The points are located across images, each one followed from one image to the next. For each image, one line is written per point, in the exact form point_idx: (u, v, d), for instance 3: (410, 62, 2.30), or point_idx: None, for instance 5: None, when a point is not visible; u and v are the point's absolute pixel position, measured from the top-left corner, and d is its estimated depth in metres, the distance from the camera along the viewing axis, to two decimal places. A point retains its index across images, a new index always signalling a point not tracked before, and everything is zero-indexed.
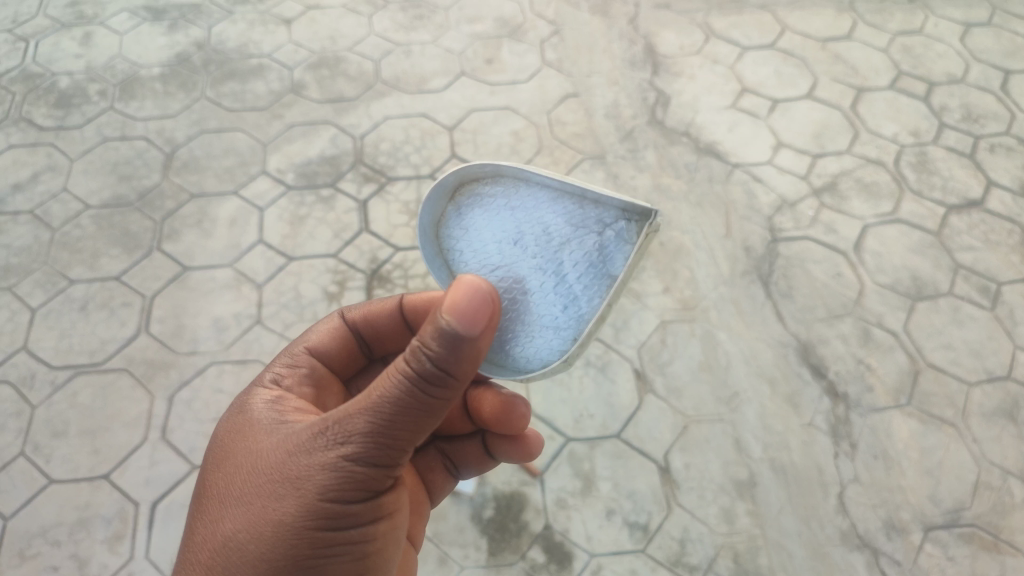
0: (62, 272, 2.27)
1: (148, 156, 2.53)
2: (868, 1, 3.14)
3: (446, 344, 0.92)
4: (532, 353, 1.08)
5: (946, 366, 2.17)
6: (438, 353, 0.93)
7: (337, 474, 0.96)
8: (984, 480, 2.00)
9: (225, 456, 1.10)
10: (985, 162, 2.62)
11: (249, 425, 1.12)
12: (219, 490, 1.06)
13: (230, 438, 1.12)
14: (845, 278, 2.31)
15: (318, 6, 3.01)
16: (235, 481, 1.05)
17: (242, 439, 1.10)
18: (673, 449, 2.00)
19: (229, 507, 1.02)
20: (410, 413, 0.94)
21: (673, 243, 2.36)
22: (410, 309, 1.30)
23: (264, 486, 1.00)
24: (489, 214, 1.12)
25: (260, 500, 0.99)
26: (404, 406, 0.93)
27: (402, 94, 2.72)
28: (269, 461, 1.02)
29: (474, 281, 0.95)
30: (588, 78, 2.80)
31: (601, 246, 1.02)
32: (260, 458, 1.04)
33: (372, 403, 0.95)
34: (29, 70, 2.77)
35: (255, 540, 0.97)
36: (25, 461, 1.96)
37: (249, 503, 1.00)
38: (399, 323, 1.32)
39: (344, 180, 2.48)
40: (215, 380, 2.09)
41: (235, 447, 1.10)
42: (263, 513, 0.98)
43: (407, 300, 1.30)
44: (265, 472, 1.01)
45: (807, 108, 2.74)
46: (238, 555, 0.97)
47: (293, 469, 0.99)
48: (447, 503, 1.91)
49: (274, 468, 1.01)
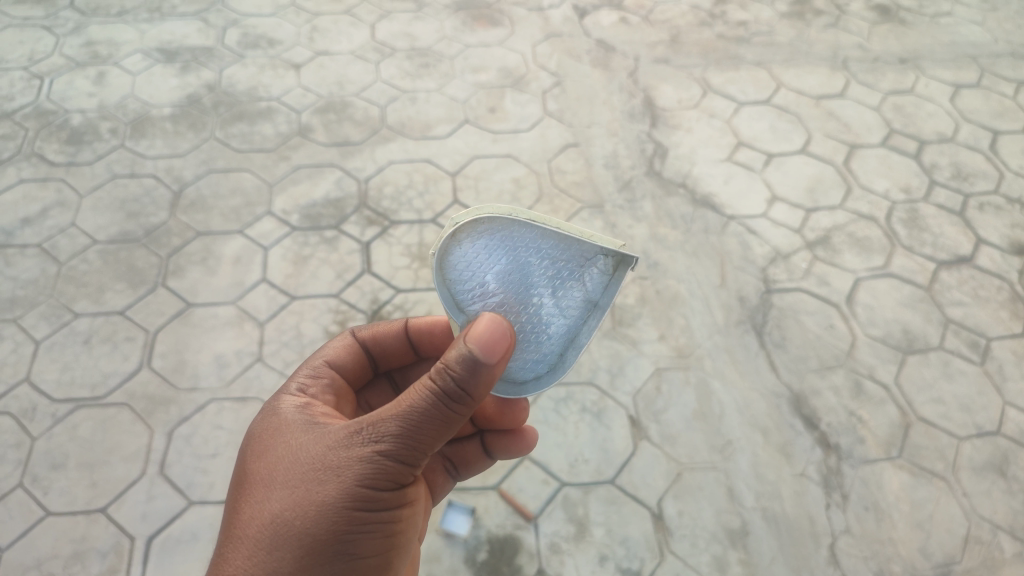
0: (67, 305, 2.30)
1: (157, 193, 2.58)
2: (861, 60, 3.24)
3: (465, 367, 0.98)
4: (523, 373, 1.18)
5: (936, 419, 2.20)
6: (460, 371, 0.98)
7: (379, 464, 1.00)
8: (974, 534, 2.02)
9: (258, 449, 1.11)
10: (974, 220, 2.68)
11: (281, 421, 1.13)
12: (255, 476, 1.07)
13: (261, 433, 1.14)
14: (837, 329, 2.36)
15: (327, 53, 3.10)
16: (272, 469, 1.06)
17: (275, 432, 1.12)
18: (667, 496, 2.01)
19: (266, 490, 1.04)
20: (448, 415, 0.99)
21: (669, 291, 2.41)
22: (416, 332, 1.35)
23: (304, 473, 1.02)
24: (480, 253, 1.09)
25: (302, 484, 1.01)
26: (442, 409, 0.98)
27: (406, 140, 2.79)
28: (308, 452, 1.05)
29: (493, 318, 1.01)
30: (588, 128, 2.87)
31: (582, 277, 1.12)
32: (298, 449, 1.06)
33: (412, 401, 0.99)
34: (42, 107, 2.83)
35: (297, 520, 0.99)
36: (22, 493, 1.97)
37: (290, 486, 1.02)
38: (405, 343, 1.37)
39: (348, 222, 2.53)
40: (215, 416, 2.11)
41: (266, 441, 1.12)
42: (305, 496, 1.00)
43: (413, 323, 1.35)
44: (305, 461, 1.04)
45: (801, 163, 2.81)
46: (280, 535, 0.98)
47: (335, 458, 1.01)
48: (441, 545, 1.92)
49: (314, 459, 1.03)
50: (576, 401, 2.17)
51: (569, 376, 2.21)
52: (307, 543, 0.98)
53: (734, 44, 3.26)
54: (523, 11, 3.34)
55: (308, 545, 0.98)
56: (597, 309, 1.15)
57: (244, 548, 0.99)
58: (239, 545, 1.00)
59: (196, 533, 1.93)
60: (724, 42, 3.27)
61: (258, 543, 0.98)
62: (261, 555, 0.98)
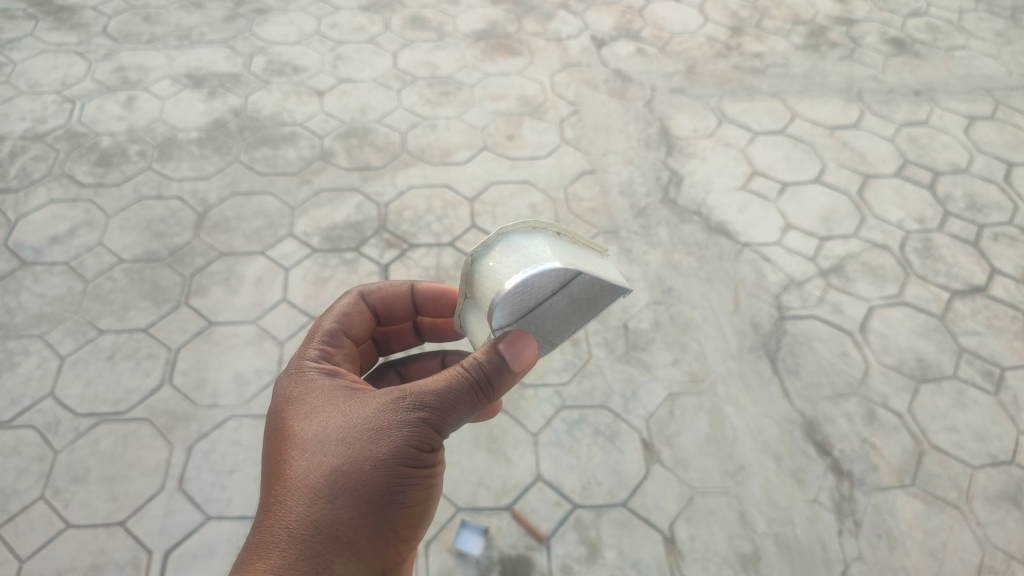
0: (92, 322, 2.35)
1: (182, 215, 2.65)
2: (875, 92, 3.28)
3: (495, 360, 1.07)
4: None
5: (950, 448, 2.20)
6: (494, 359, 1.07)
7: (428, 426, 1.07)
8: (988, 564, 2.01)
9: (293, 410, 1.13)
10: (988, 251, 2.70)
11: (314, 386, 1.16)
12: (298, 433, 1.09)
13: (292, 396, 1.16)
14: (850, 357, 2.37)
15: (350, 80, 3.17)
16: (317, 427, 1.09)
17: (311, 396, 1.14)
18: (678, 520, 2.02)
19: (312, 445, 1.06)
20: (491, 386, 1.08)
21: (683, 317, 2.43)
22: (423, 294, 1.37)
23: (353, 431, 1.06)
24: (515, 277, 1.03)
25: (352, 441, 1.05)
26: (486, 382, 1.07)
27: (426, 165, 2.84)
28: (351, 414, 1.09)
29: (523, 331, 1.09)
30: (604, 156, 2.92)
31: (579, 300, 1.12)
32: (341, 411, 1.10)
33: (456, 371, 1.08)
34: (73, 130, 2.92)
35: (355, 471, 1.03)
36: (44, 505, 2.01)
37: (340, 443, 1.05)
38: (409, 305, 1.39)
39: (367, 245, 2.58)
40: (234, 433, 2.15)
41: (302, 399, 1.14)
42: (358, 452, 1.04)
43: (420, 286, 1.38)
44: (351, 421, 1.08)
45: (815, 192, 2.84)
46: (337, 487, 1.02)
47: (383, 418, 1.07)
48: (454, 563, 1.93)
49: (360, 419, 1.08)
50: (589, 424, 2.19)
51: (583, 399, 2.24)
52: (363, 495, 1.02)
53: (750, 75, 3.31)
54: (542, 41, 3.41)
55: (365, 497, 1.02)
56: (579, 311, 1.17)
57: (299, 500, 1.01)
58: (293, 496, 1.01)
59: (213, 547, 1.96)
60: (739, 73, 3.32)
61: (314, 493, 1.01)
62: (320, 506, 1.00)
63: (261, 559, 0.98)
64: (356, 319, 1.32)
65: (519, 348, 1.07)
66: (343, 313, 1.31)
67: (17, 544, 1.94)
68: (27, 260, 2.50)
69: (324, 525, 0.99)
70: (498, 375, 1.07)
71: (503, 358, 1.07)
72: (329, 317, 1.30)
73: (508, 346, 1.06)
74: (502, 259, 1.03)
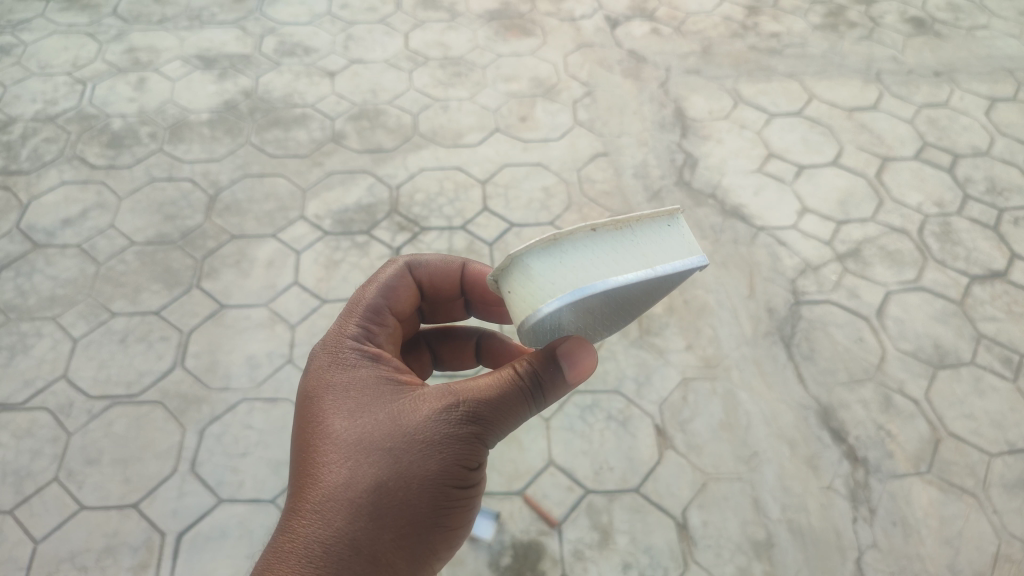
0: (104, 304, 2.35)
1: (193, 197, 2.64)
2: (895, 73, 3.22)
3: (552, 364, 1.05)
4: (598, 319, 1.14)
5: (967, 435, 2.17)
6: (551, 359, 1.05)
7: (476, 442, 1.07)
8: (1005, 552, 1.99)
9: (333, 406, 1.10)
10: (1009, 235, 2.65)
11: (356, 380, 1.13)
12: (344, 436, 1.06)
13: (330, 389, 1.12)
14: (867, 342, 2.34)
15: (361, 61, 3.15)
16: (361, 432, 1.06)
17: (352, 393, 1.11)
18: (691, 506, 2.01)
19: (359, 452, 1.04)
20: (540, 392, 1.07)
21: (697, 301, 2.41)
22: (472, 278, 1.33)
23: (401, 442, 1.05)
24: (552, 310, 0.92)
25: (400, 453, 1.04)
26: (532, 393, 1.06)
27: (438, 147, 2.82)
28: (398, 419, 1.07)
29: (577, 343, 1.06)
30: (618, 138, 2.89)
31: None
32: (385, 416, 1.07)
33: (507, 382, 1.07)
34: (84, 112, 2.91)
35: (405, 488, 1.03)
36: (58, 487, 2.02)
37: (387, 454, 1.04)
38: (457, 284, 1.34)
39: (379, 228, 2.57)
40: (246, 416, 2.15)
41: (345, 393, 1.11)
42: (405, 467, 1.03)
43: (472, 267, 1.33)
44: (397, 429, 1.06)
45: (832, 174, 2.80)
46: (383, 503, 1.01)
47: (432, 431, 1.05)
48: (465, 549, 1.93)
49: (406, 429, 1.06)
50: (602, 409, 2.18)
51: (596, 384, 2.22)
52: (407, 515, 1.03)
53: (766, 56, 3.26)
54: (555, 22, 3.37)
55: (408, 517, 1.03)
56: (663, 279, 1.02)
57: (343, 513, 1.00)
58: (336, 509, 1.00)
59: (226, 530, 1.96)
60: (756, 53, 3.27)
61: (358, 509, 1.00)
62: (365, 524, 1.00)
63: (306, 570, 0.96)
64: (402, 294, 1.28)
65: (577, 358, 1.05)
66: (389, 285, 1.26)
67: (32, 526, 1.96)
68: (39, 243, 2.50)
69: (366, 544, 1.00)
70: (552, 383, 1.05)
71: (558, 365, 1.05)
72: (374, 288, 1.25)
73: (567, 356, 1.05)
74: (522, 280, 0.94)
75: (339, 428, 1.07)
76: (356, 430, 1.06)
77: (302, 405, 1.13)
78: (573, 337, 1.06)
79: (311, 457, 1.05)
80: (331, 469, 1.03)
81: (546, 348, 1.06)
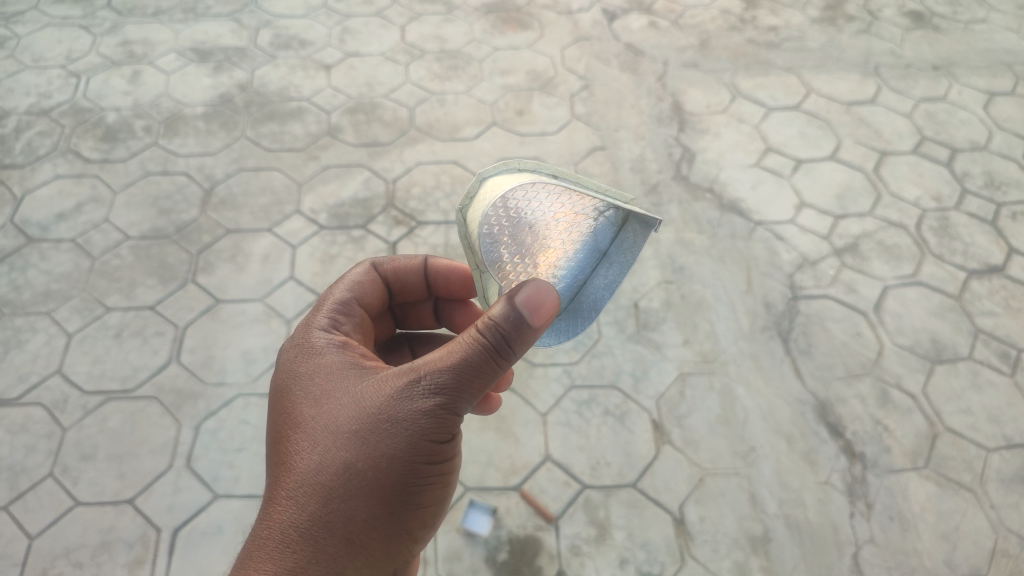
0: (99, 299, 2.34)
1: (188, 191, 2.62)
2: (893, 67, 3.21)
3: (514, 319, 0.99)
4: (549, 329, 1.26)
5: (964, 430, 2.17)
6: (512, 319, 0.99)
7: (444, 414, 1.02)
8: (1002, 547, 1.99)
9: (302, 395, 1.09)
10: (1007, 230, 2.65)
11: (323, 369, 1.11)
12: (313, 423, 1.04)
13: (299, 378, 1.11)
14: (865, 337, 2.34)
15: (357, 54, 3.13)
16: (328, 417, 1.04)
17: (320, 379, 1.10)
18: (688, 501, 2.01)
19: (326, 437, 1.02)
20: (505, 354, 1.01)
21: (694, 296, 2.40)
22: (435, 271, 1.33)
23: (367, 424, 1.02)
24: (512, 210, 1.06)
25: (366, 435, 1.01)
26: (498, 356, 1.00)
27: (434, 141, 2.81)
28: (364, 400, 1.04)
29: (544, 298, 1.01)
30: (615, 132, 2.88)
31: (593, 232, 1.15)
32: (351, 397, 1.05)
33: (468, 345, 1.01)
34: (78, 105, 2.89)
35: (373, 467, 1.00)
36: (53, 482, 2.01)
37: (353, 436, 1.01)
38: (421, 281, 1.35)
39: (375, 223, 2.55)
40: (242, 411, 2.14)
41: (313, 381, 1.10)
42: (372, 447, 1.00)
43: (434, 262, 1.34)
44: (362, 411, 1.03)
45: (830, 169, 2.79)
46: (353, 485, 0.99)
47: (396, 407, 1.01)
48: (461, 544, 1.92)
49: (370, 407, 1.03)
50: (598, 403, 2.17)
51: (592, 378, 2.21)
52: (378, 494, 1.00)
53: (764, 50, 3.25)
54: (553, 15, 3.35)
55: (379, 498, 1.00)
56: (606, 258, 1.19)
57: (314, 497, 0.99)
58: (307, 494, 0.99)
59: (221, 526, 1.96)
60: (754, 47, 3.25)
61: (329, 493, 0.99)
62: (334, 508, 0.98)
63: (279, 555, 0.96)
64: (368, 289, 1.28)
65: (536, 308, 1.00)
66: (356, 283, 1.27)
67: (27, 521, 1.95)
68: (33, 237, 2.49)
69: (340, 525, 0.98)
70: (516, 341, 0.99)
71: (520, 321, 0.99)
72: (340, 287, 1.26)
73: (524, 310, 0.99)
74: (481, 198, 1.06)
75: (307, 414, 1.06)
76: (325, 416, 1.04)
77: (275, 397, 1.12)
78: (533, 282, 1.01)
79: (283, 446, 1.05)
80: (300, 457, 1.02)
81: (505, 302, 1.00)
